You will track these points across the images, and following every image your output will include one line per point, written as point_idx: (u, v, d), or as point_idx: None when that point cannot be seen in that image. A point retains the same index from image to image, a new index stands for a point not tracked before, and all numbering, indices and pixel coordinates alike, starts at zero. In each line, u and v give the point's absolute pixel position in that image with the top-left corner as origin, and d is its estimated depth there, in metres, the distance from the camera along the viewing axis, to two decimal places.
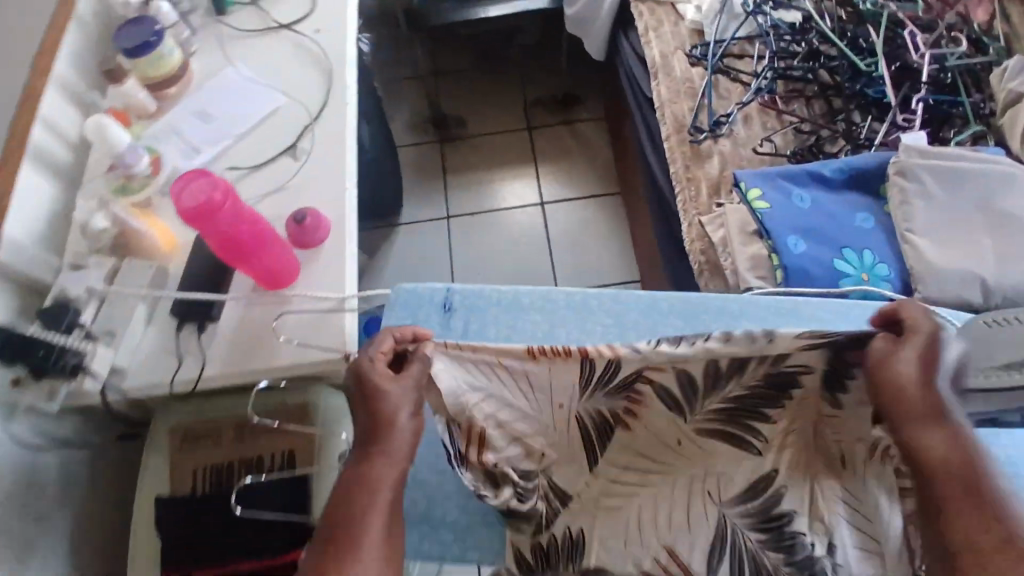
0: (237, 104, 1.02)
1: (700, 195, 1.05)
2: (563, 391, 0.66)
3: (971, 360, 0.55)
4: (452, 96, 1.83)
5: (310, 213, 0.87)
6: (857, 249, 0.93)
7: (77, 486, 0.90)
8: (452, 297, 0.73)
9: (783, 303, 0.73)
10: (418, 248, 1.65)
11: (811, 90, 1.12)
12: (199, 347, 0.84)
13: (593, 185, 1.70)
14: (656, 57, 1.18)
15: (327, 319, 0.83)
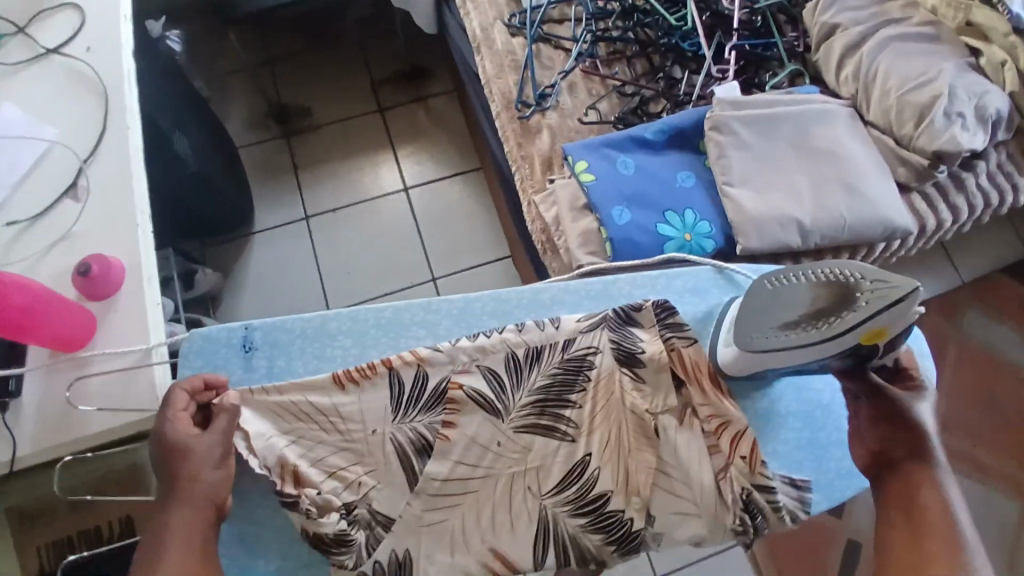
0: (4, 147, 0.91)
1: (535, 173, 1.04)
2: (377, 416, 0.64)
3: (758, 311, 0.66)
4: (292, 84, 1.70)
5: (95, 261, 0.78)
6: (680, 210, 0.94)
7: None
8: (252, 335, 0.68)
9: (597, 284, 0.72)
10: (277, 256, 1.54)
11: (630, 50, 1.11)
12: (3, 429, 0.76)
13: (455, 162, 1.65)
14: (477, 32, 1.14)
15: (133, 374, 0.77)
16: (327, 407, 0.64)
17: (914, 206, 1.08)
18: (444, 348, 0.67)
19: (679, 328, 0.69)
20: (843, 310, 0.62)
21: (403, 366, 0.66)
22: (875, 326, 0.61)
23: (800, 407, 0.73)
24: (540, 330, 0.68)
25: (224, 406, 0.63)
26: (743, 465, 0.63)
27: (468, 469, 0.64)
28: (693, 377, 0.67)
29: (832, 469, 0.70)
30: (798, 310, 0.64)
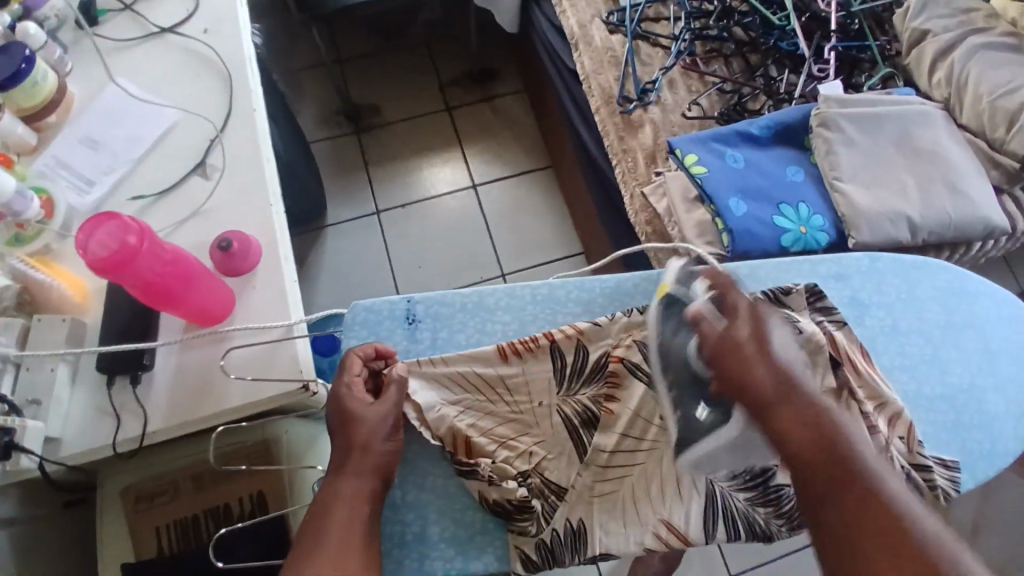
0: (128, 126, 0.92)
1: (638, 166, 1.04)
2: (541, 389, 0.67)
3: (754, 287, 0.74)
4: (362, 84, 1.74)
5: (234, 237, 0.80)
6: (793, 203, 0.96)
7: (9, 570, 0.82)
8: (415, 308, 0.70)
9: (742, 268, 0.75)
10: (351, 250, 1.58)
11: (727, 49, 1.15)
12: (136, 403, 0.75)
13: (523, 161, 1.66)
14: (575, 29, 1.17)
15: (278, 347, 0.77)
16: (492, 378, 0.67)
17: (1005, 208, 1.06)
18: (603, 323, 0.69)
19: (828, 312, 0.72)
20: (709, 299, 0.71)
21: (565, 341, 0.68)
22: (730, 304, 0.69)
23: (936, 391, 0.75)
24: None
25: (392, 377, 0.64)
26: (902, 445, 0.67)
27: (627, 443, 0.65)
28: (846, 358, 0.70)
29: (973, 449, 0.72)
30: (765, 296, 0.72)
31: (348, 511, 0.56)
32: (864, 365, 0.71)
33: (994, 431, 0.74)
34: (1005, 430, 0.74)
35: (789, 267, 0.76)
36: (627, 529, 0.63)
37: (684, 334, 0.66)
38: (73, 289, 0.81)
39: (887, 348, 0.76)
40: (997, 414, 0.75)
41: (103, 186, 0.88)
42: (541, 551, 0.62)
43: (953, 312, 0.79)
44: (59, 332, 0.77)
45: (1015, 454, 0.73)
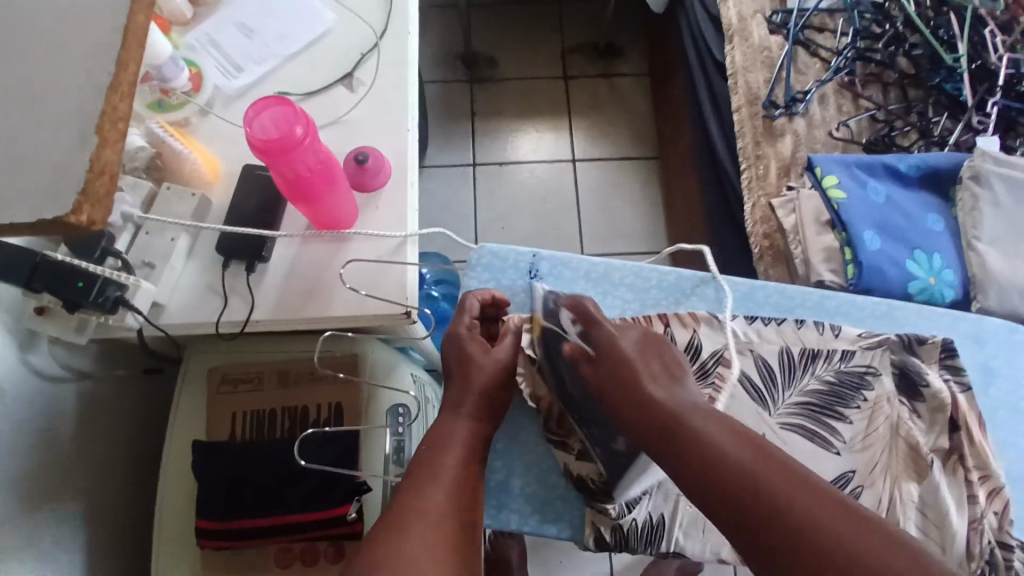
0: (282, 21, 0.93)
1: (769, 175, 1.00)
2: None
3: (830, 320, 0.71)
4: (487, 32, 1.72)
5: (371, 154, 0.80)
6: (928, 251, 0.91)
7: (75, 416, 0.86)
8: (539, 264, 0.71)
9: (880, 307, 0.73)
10: (439, 193, 1.58)
11: (888, 77, 1.09)
12: (247, 288, 0.77)
13: (628, 146, 1.63)
14: (734, 21, 1.12)
15: (389, 270, 0.77)
16: None
17: None
18: (723, 322, 0.68)
19: (957, 371, 0.67)
20: (775, 321, 0.69)
21: (681, 329, 0.68)
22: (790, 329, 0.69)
23: None
24: (819, 334, 0.69)
25: (509, 327, 0.65)
26: (995, 521, 0.60)
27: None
28: (965, 423, 0.64)
29: None
30: (846, 333, 0.69)
31: (452, 465, 0.54)
32: (981, 436, 0.64)
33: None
34: None
35: (922, 316, 0.73)
36: (706, 537, 0.62)
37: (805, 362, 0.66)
38: (205, 167, 0.82)
39: (1004, 423, 0.72)
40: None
41: (250, 76, 0.89)
42: (616, 534, 0.62)
43: None
44: (186, 205, 0.79)
45: None
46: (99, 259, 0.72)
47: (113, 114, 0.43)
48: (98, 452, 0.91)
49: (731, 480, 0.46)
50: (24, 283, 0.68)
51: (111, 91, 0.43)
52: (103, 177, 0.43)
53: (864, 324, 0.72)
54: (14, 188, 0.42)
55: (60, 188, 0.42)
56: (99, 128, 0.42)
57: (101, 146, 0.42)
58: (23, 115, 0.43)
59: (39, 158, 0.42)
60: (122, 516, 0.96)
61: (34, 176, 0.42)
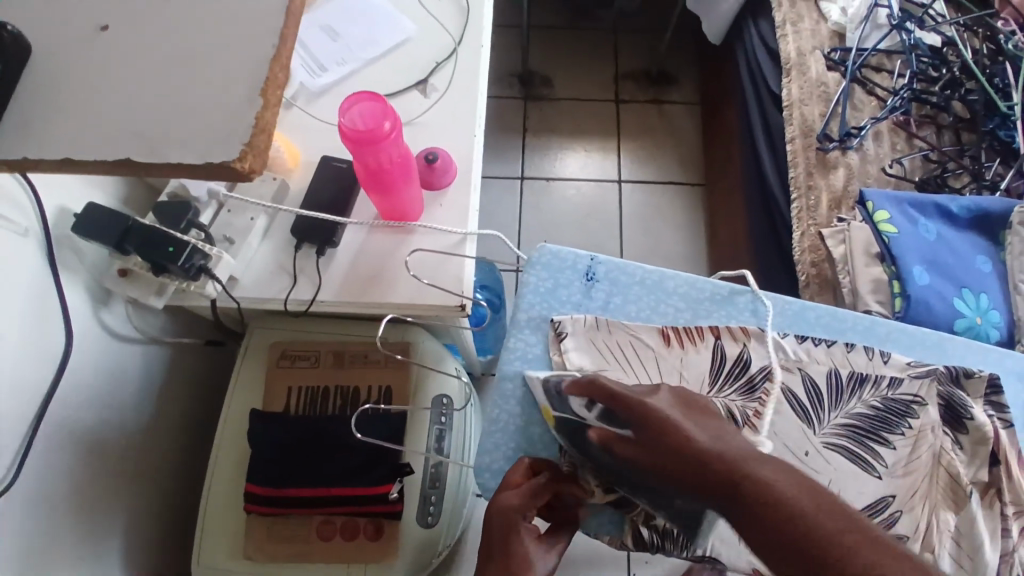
0: (367, 26, 1.00)
1: (820, 205, 1.02)
2: (694, 377, 0.68)
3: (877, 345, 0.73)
4: (545, 53, 1.79)
5: (440, 154, 0.85)
6: (976, 292, 0.92)
7: (137, 377, 0.91)
8: (596, 268, 0.74)
9: (927, 336, 0.74)
10: (486, 203, 1.63)
11: (943, 120, 1.10)
12: (315, 270, 0.82)
13: (674, 171, 1.66)
14: (792, 55, 1.16)
15: (449, 265, 0.82)
16: (653, 356, 0.69)
17: None
18: (771, 336, 0.70)
19: (1002, 408, 0.68)
20: (820, 342, 0.72)
21: (731, 341, 0.70)
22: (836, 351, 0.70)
23: None
24: (866, 358, 0.70)
25: (561, 331, 0.70)
26: None
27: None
28: (1005, 458, 0.65)
29: None
30: (892, 359, 0.70)
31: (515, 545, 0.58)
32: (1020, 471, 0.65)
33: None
34: None
35: (969, 349, 0.74)
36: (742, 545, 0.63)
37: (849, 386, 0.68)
38: (286, 154, 0.88)
39: None
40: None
41: (333, 74, 0.96)
42: (653, 534, 0.64)
43: None
44: (267, 188, 0.86)
45: None
46: (184, 230, 0.78)
47: (275, 81, 0.45)
48: (153, 415, 0.96)
49: (818, 544, 0.42)
50: (115, 243, 0.73)
51: (274, 61, 0.45)
52: (265, 135, 0.44)
53: (910, 352, 0.73)
54: (175, 138, 0.44)
55: (216, 142, 0.44)
56: (263, 91, 0.45)
57: (265, 107, 0.45)
58: (185, 76, 0.46)
59: (199, 113, 0.45)
60: (168, 478, 1.01)
61: (186, 128, 0.44)
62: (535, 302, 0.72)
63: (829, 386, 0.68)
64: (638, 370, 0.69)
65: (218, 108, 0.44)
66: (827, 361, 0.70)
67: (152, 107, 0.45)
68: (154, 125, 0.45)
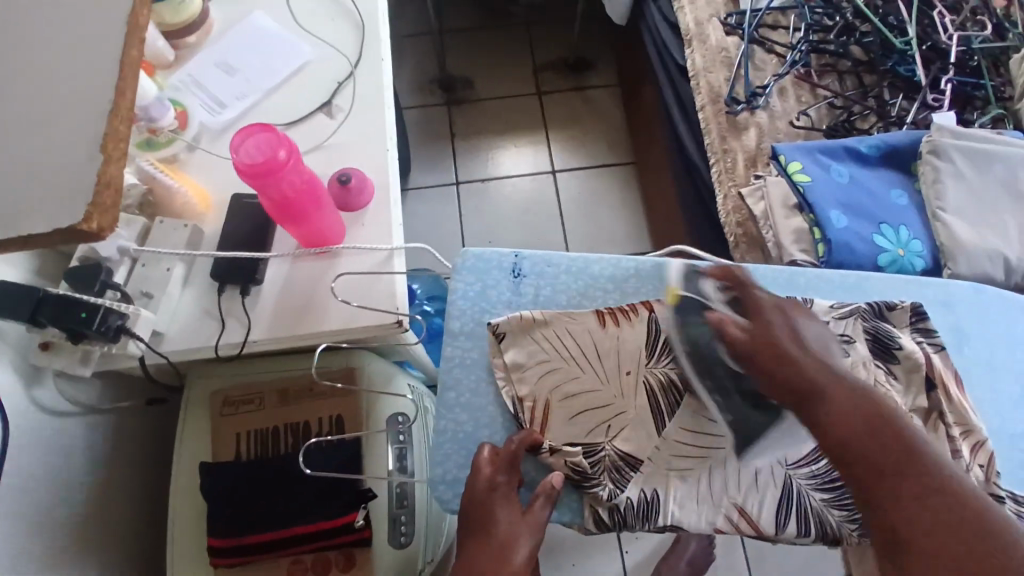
0: (263, 57, 0.98)
1: (737, 166, 1.05)
2: (630, 355, 0.69)
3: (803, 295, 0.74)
4: (460, 56, 1.79)
5: (354, 175, 0.84)
6: (894, 225, 0.95)
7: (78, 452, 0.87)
8: (522, 263, 0.73)
9: (849, 278, 0.75)
10: (423, 215, 1.62)
11: (843, 66, 1.13)
12: (243, 311, 0.80)
13: (605, 153, 1.68)
14: (691, 26, 1.18)
15: (378, 284, 0.80)
16: (588, 342, 0.69)
17: None
18: (701, 302, 0.71)
19: (929, 334, 0.71)
20: (748, 299, 0.72)
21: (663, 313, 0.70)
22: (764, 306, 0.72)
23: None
24: (791, 308, 0.72)
25: (497, 332, 0.68)
26: (981, 473, 0.65)
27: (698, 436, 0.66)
28: (941, 380, 0.68)
29: None
30: (819, 306, 0.72)
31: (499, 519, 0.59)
32: (955, 389, 0.69)
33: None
34: None
35: (891, 284, 0.76)
36: (700, 508, 0.63)
37: None
38: (194, 198, 0.85)
39: (981, 381, 0.74)
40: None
41: (234, 110, 0.94)
42: (612, 514, 0.63)
43: None
44: (179, 235, 0.82)
45: None
46: (100, 292, 0.76)
47: (115, 135, 0.48)
48: (105, 487, 0.92)
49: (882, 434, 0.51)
50: (28, 317, 0.70)
51: (112, 115, 0.48)
52: (109, 190, 0.48)
53: (835, 296, 0.75)
54: (30, 207, 0.47)
55: (67, 204, 0.46)
56: (103, 148, 0.47)
57: (107, 163, 0.48)
58: None
59: (54, 183, 0.47)
60: (132, 548, 0.97)
61: (47, 193, 0.47)
62: (466, 308, 0.71)
63: None
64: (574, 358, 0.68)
65: (61, 172, 0.47)
66: None
67: (25, 186, 0.47)
68: (27, 200, 0.47)
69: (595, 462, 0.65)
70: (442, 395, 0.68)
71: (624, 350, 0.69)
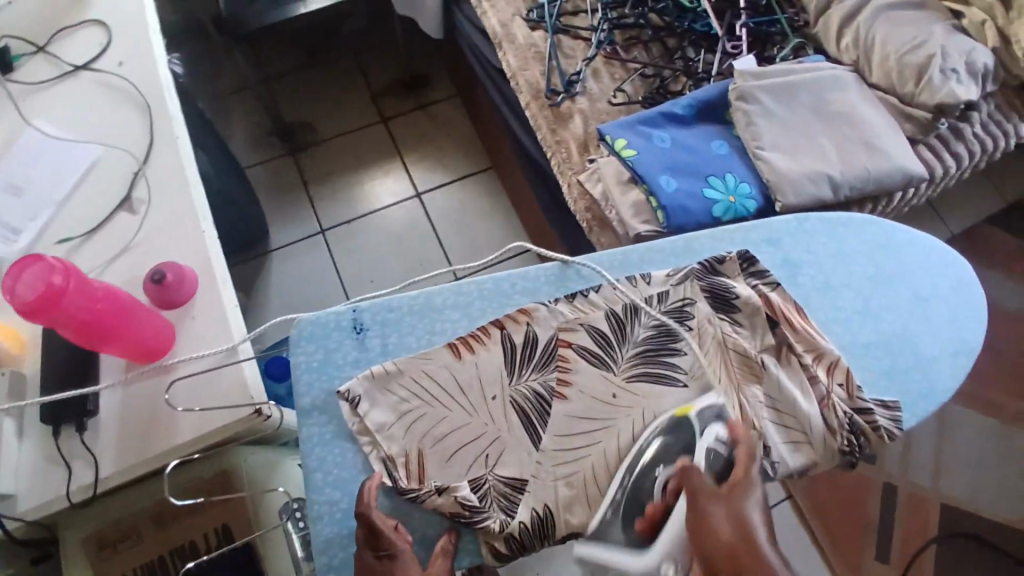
0: (49, 168, 0.90)
1: (572, 155, 1.08)
2: (493, 378, 0.67)
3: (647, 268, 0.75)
4: (293, 101, 1.72)
5: (168, 269, 0.81)
6: (720, 175, 1.00)
7: None
8: (362, 317, 0.69)
9: (677, 243, 0.76)
10: (296, 273, 1.55)
11: (645, 36, 1.18)
12: (86, 448, 0.75)
13: (464, 163, 1.67)
14: (498, 28, 1.19)
15: (224, 376, 0.79)
16: (447, 378, 0.66)
17: (920, 157, 1.06)
18: (549, 307, 0.70)
19: (761, 275, 0.74)
20: (593, 289, 0.72)
21: (515, 327, 0.69)
22: (610, 292, 0.72)
23: (871, 337, 0.75)
24: (634, 287, 0.72)
25: (350, 398, 0.65)
26: (842, 391, 0.70)
27: (574, 438, 0.65)
28: (782, 316, 0.72)
29: (914, 391, 0.73)
30: (660, 278, 0.73)
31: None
32: (798, 319, 0.72)
33: (932, 373, 0.74)
34: (941, 372, 0.75)
35: (726, 236, 0.78)
36: (591, 508, 0.64)
37: (630, 321, 0.70)
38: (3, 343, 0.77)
39: (819, 303, 0.76)
40: (932, 357, 0.75)
41: (30, 234, 0.86)
42: (510, 544, 0.62)
43: (881, 263, 0.79)
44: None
45: (947, 396, 0.74)
46: None
47: None
48: None
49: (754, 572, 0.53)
50: None
51: None
52: None
53: (677, 262, 0.76)
54: None
55: None
56: None
57: None
58: None
59: None
60: None
61: None
62: (314, 381, 0.67)
63: (613, 330, 0.70)
64: (435, 400, 0.66)
65: None
66: (607, 305, 0.71)
67: None
68: None
69: (479, 498, 0.62)
70: (309, 478, 0.64)
71: (485, 377, 0.67)
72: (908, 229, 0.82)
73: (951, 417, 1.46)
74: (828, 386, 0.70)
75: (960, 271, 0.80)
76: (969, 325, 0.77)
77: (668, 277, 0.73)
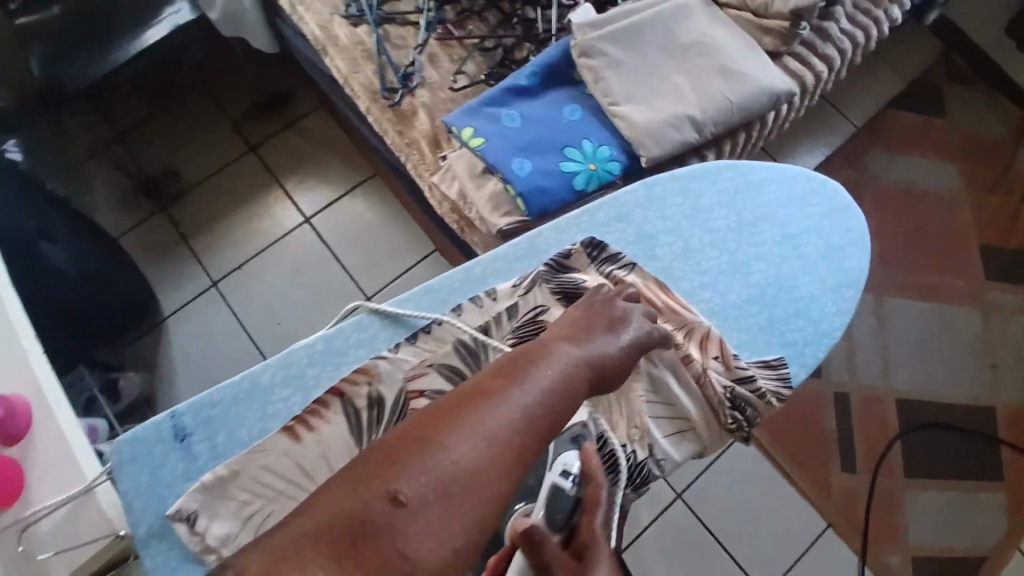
0: None
1: (424, 155, 0.99)
2: (339, 454, 0.60)
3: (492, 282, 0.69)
4: (152, 151, 1.58)
5: None
6: (578, 143, 0.92)
7: None
8: (182, 422, 0.62)
9: (520, 246, 0.70)
10: (199, 334, 1.45)
11: (477, 5, 1.08)
12: None
13: (348, 174, 1.57)
14: (317, 32, 1.07)
15: (79, 506, 0.72)
16: (288, 468, 0.59)
17: (788, 69, 0.99)
18: (387, 356, 0.63)
19: (615, 260, 0.68)
20: (434, 323, 0.66)
21: (353, 390, 0.61)
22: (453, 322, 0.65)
23: (747, 292, 0.70)
24: (477, 308, 0.66)
25: (185, 516, 0.59)
26: (719, 366, 0.64)
27: None
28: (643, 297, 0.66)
29: (798, 341, 0.69)
30: (504, 291, 0.67)
31: None
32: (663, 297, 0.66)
33: (814, 314, 0.70)
34: (825, 312, 0.70)
35: (573, 224, 0.71)
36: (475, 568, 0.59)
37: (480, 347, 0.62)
38: None
39: (683, 273, 0.70)
40: (813, 295, 0.70)
41: None
42: None
43: (742, 209, 0.73)
44: None
45: (836, 336, 0.69)
46: None
47: None
48: None
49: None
50: None
51: None
52: None
53: (523, 267, 0.70)
54: None
55: None
56: None
57: None
58: None
59: None
60: None
61: None
62: (146, 504, 0.61)
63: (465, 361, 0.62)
64: (279, 496, 0.59)
65: None
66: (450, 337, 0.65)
67: None
68: None
69: None
70: None
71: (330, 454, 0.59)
72: (766, 164, 0.76)
73: (890, 311, 1.43)
74: (699, 365, 0.64)
75: (830, 195, 0.74)
76: (847, 254, 0.72)
77: (512, 288, 0.67)
